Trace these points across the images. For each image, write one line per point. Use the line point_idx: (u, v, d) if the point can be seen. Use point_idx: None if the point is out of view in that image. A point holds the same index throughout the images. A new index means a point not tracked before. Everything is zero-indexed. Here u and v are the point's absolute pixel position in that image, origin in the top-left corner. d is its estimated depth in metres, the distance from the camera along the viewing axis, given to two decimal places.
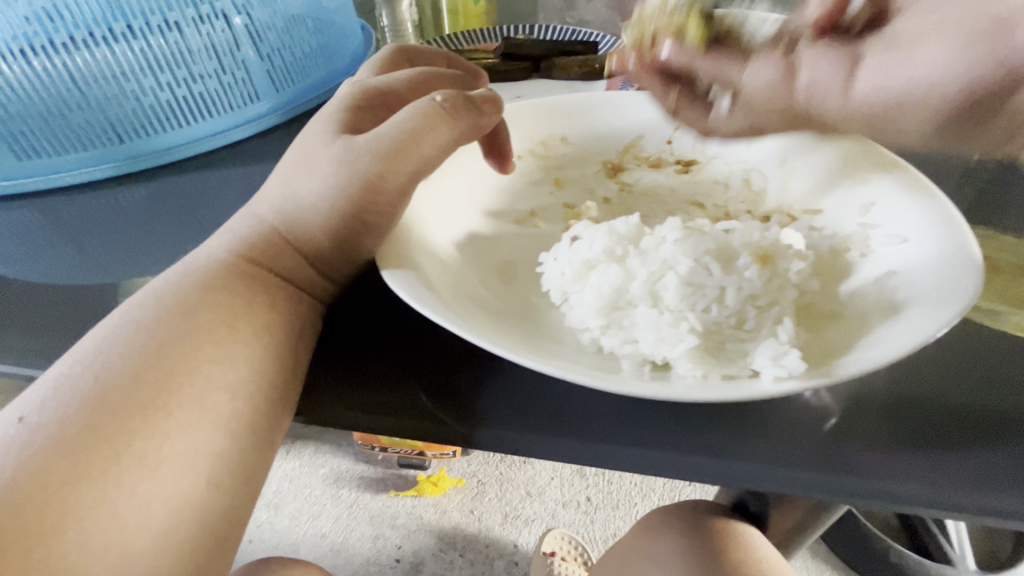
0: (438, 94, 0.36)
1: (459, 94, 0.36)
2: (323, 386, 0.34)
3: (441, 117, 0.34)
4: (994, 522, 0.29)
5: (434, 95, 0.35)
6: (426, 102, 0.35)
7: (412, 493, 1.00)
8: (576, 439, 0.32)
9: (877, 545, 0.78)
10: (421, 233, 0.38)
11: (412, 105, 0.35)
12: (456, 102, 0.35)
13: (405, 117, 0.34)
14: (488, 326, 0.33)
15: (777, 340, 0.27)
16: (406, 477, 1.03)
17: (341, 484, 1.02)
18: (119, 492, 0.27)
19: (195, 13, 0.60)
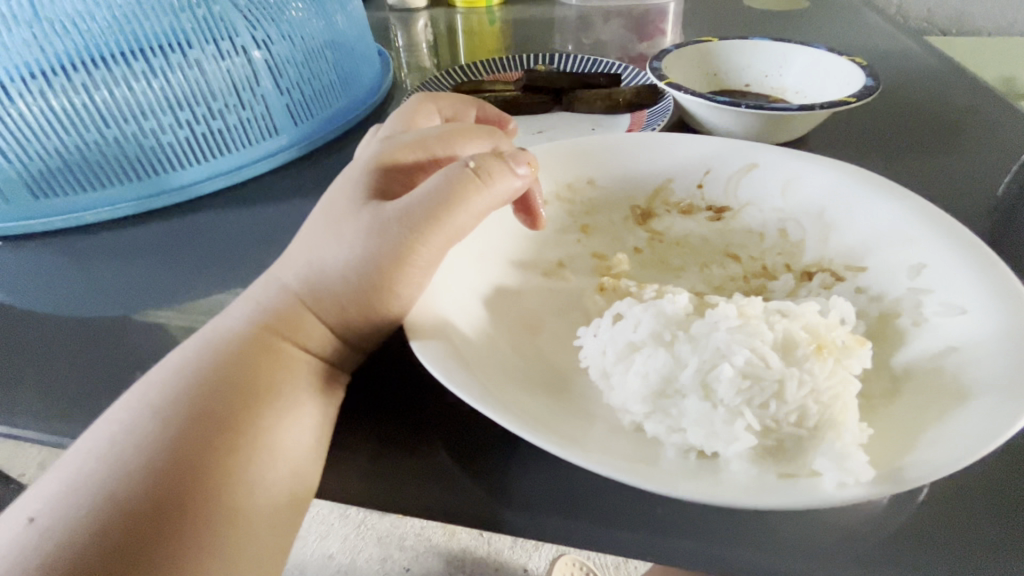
0: (471, 158, 0.34)
1: (492, 158, 0.34)
2: (347, 464, 0.32)
3: (474, 186, 0.33)
4: None
5: (467, 161, 0.34)
6: (458, 168, 0.33)
7: (421, 514, 0.97)
8: (613, 528, 0.30)
9: None
10: (449, 295, 0.36)
11: (445, 170, 0.33)
12: (490, 167, 0.34)
13: (437, 185, 0.33)
14: (522, 404, 0.31)
15: (842, 437, 0.25)
16: (416, 500, 1.00)
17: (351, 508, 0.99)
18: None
19: (216, 50, 0.59)
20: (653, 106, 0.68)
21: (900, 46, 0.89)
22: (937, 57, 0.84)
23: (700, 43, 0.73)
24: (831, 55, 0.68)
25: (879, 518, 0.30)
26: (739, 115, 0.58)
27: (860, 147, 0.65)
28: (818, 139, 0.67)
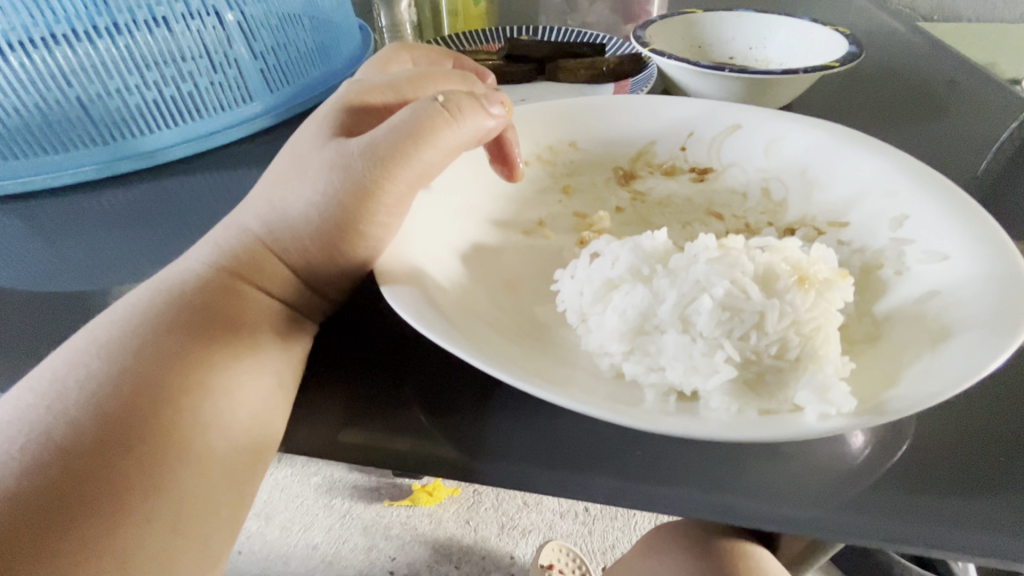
0: (440, 94, 0.34)
1: (462, 93, 0.34)
2: (313, 414, 0.31)
3: (443, 118, 0.32)
4: None
5: (435, 96, 0.33)
6: (426, 103, 0.33)
7: (407, 503, 0.96)
8: (589, 474, 0.29)
9: (879, 557, 0.74)
10: (422, 244, 0.35)
11: (413, 104, 0.33)
12: (459, 102, 0.33)
13: (404, 118, 0.32)
14: (497, 349, 0.30)
15: (824, 371, 0.24)
16: (401, 487, 0.99)
17: (333, 493, 0.98)
18: (85, 536, 0.24)
19: (185, 9, 0.57)
20: (637, 74, 0.67)
21: (884, 24, 0.89)
22: (925, 36, 0.83)
23: (684, 12, 0.72)
24: (816, 25, 0.67)
25: (857, 463, 0.29)
26: (722, 80, 0.58)
27: (844, 118, 0.64)
28: (801, 108, 0.66)
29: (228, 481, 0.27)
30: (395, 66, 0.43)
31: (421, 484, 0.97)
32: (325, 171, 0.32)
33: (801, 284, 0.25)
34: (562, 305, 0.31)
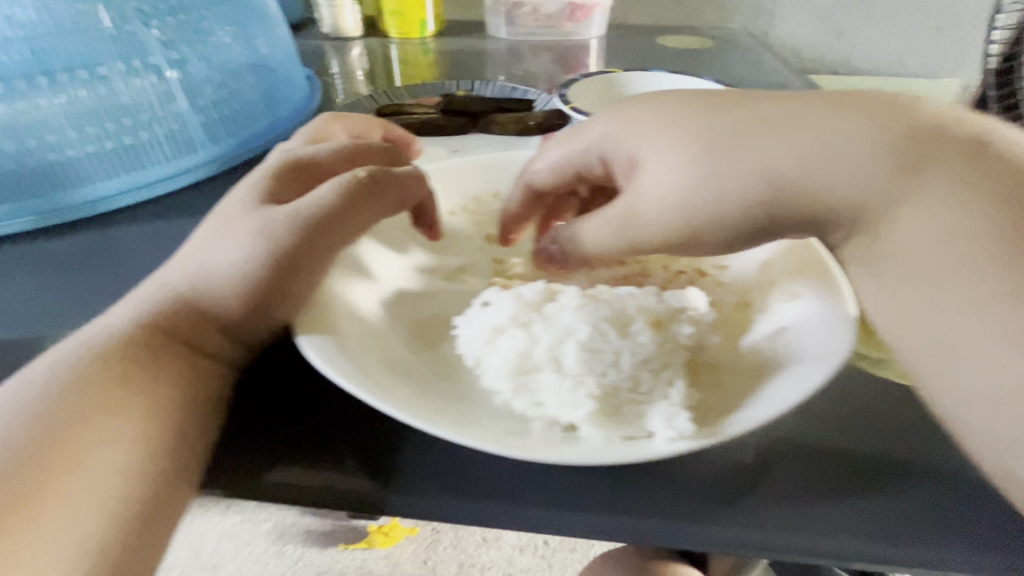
0: (363, 170, 0.38)
1: (383, 171, 0.39)
2: (230, 455, 0.33)
3: (368, 195, 0.37)
4: (883, 565, 0.31)
5: (358, 172, 0.38)
6: (351, 181, 0.37)
7: (363, 546, 0.97)
8: (484, 503, 0.32)
9: None
10: (342, 293, 0.38)
11: (338, 179, 0.37)
12: (383, 180, 0.38)
13: (329, 190, 0.36)
14: (403, 390, 0.33)
15: (669, 402, 0.29)
16: (358, 529, 0.98)
17: (284, 540, 0.96)
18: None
19: (126, 68, 0.63)
20: (561, 127, 0.73)
21: (788, 81, 1.00)
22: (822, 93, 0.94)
23: (602, 72, 0.80)
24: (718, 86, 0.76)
25: (724, 479, 0.33)
26: None
27: None
28: None
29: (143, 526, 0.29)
30: (321, 132, 0.47)
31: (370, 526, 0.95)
32: (245, 234, 0.35)
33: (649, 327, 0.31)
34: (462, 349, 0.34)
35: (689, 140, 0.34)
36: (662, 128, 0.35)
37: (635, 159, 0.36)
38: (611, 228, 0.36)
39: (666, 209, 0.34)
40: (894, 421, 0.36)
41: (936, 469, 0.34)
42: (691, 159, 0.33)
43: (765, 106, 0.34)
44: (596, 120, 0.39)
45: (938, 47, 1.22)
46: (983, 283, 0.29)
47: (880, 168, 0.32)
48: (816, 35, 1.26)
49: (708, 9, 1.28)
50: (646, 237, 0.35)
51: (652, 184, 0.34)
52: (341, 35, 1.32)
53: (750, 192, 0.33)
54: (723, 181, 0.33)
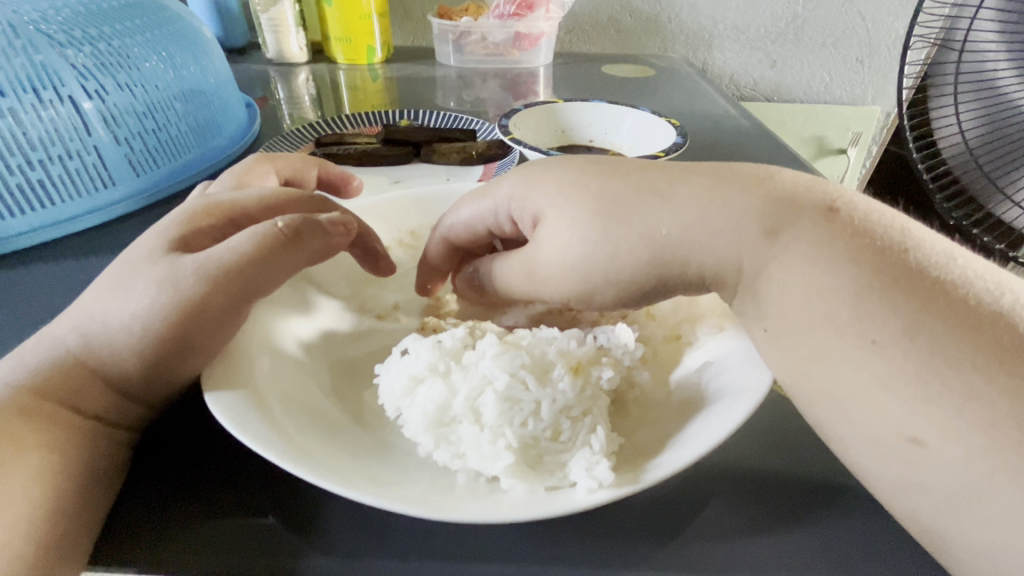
0: (282, 218, 0.35)
1: (306, 217, 0.36)
2: (125, 526, 0.30)
3: (282, 244, 0.34)
4: None
5: (277, 220, 0.34)
6: (265, 229, 0.34)
7: None
8: (408, 561, 0.30)
9: None
10: (256, 340, 0.36)
11: (253, 228, 0.34)
12: (301, 228, 0.35)
13: (243, 240, 0.33)
14: (319, 445, 0.31)
15: (590, 450, 0.28)
16: None
17: None
18: None
19: (35, 99, 0.57)
20: (503, 157, 0.73)
21: (725, 109, 1.05)
22: (755, 121, 0.98)
23: (544, 102, 0.82)
24: (655, 118, 0.78)
25: (655, 520, 0.32)
26: None
27: None
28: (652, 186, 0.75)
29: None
30: (243, 169, 0.45)
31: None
32: (143, 284, 0.32)
33: (569, 373, 0.31)
34: (383, 401, 0.33)
35: (580, 202, 0.34)
36: (556, 190, 0.35)
37: (538, 221, 0.36)
38: (519, 281, 0.37)
39: (565, 267, 0.34)
40: (824, 447, 0.36)
41: (865, 501, 0.33)
42: (584, 221, 0.33)
43: (651, 172, 0.35)
44: (500, 183, 0.39)
45: (861, 77, 1.31)
46: (845, 334, 0.29)
47: (746, 228, 0.32)
48: (750, 65, 1.33)
49: (649, 39, 1.33)
50: (552, 292, 0.36)
51: (552, 244, 0.34)
52: (287, 61, 1.30)
53: (639, 252, 0.33)
54: (615, 243, 0.33)
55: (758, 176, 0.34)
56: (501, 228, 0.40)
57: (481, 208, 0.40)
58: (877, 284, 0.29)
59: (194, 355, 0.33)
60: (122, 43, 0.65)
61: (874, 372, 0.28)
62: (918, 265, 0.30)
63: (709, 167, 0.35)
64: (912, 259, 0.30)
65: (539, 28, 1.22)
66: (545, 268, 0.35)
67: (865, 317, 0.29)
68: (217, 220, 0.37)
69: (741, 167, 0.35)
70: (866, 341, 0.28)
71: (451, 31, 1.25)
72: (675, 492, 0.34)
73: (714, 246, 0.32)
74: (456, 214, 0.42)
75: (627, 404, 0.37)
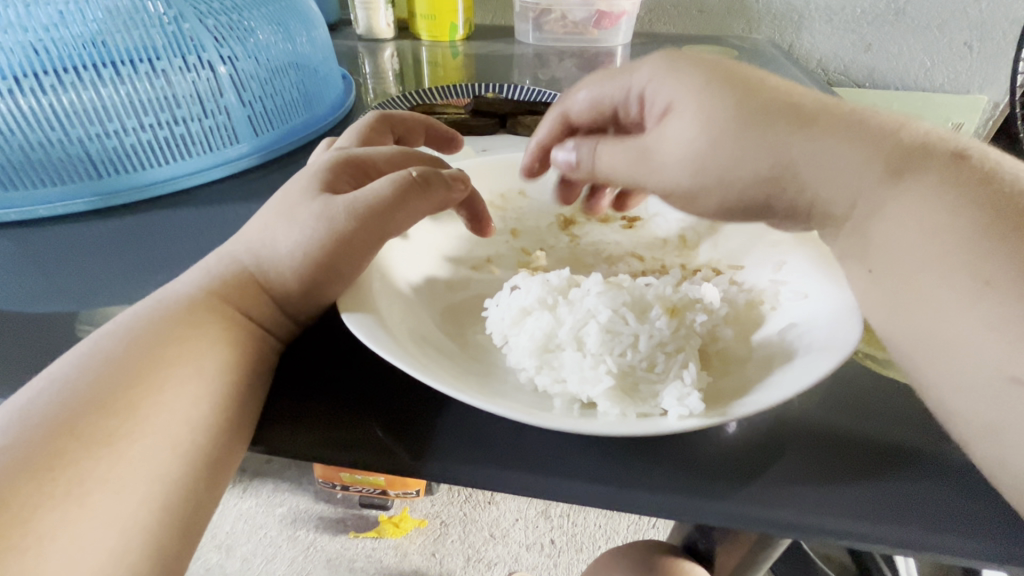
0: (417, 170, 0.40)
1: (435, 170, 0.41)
2: (278, 414, 0.36)
3: (415, 191, 0.39)
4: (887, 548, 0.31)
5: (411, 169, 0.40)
6: (404, 176, 0.39)
7: (373, 536, 1.12)
8: (511, 470, 0.34)
9: None
10: (377, 274, 0.41)
11: (392, 175, 0.39)
12: (431, 179, 0.40)
13: (384, 184, 0.38)
14: (437, 363, 0.36)
15: (682, 382, 0.31)
16: (367, 519, 1.14)
17: (297, 525, 1.14)
18: (73, 501, 0.28)
19: (183, 63, 0.65)
20: None
21: None
22: None
23: None
24: None
25: (734, 459, 0.34)
26: None
27: None
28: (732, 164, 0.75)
29: (201, 474, 0.31)
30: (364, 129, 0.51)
31: (350, 474, 1.06)
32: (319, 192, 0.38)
33: (666, 313, 0.34)
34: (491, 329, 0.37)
35: (714, 107, 0.35)
36: (700, 86, 0.36)
37: (669, 107, 0.38)
38: (625, 166, 0.40)
39: (680, 167, 0.37)
40: (905, 410, 0.37)
41: (939, 462, 0.34)
42: (720, 120, 0.35)
43: (780, 106, 0.36)
44: (644, 63, 0.41)
45: (966, 63, 1.22)
46: (953, 292, 0.30)
47: (845, 186, 0.34)
48: (842, 47, 1.26)
49: (733, 20, 1.29)
50: (656, 180, 0.39)
51: (674, 135, 0.37)
52: (374, 37, 1.36)
53: (761, 169, 0.35)
54: (734, 159, 0.35)
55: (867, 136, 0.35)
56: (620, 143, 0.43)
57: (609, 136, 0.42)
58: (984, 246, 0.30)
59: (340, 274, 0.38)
60: (249, 14, 0.72)
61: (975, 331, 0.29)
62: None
63: (821, 127, 0.36)
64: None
65: (620, 5, 1.22)
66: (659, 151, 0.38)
67: (961, 268, 0.30)
68: (352, 165, 0.42)
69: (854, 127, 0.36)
70: (978, 283, 0.30)
71: (532, 9, 1.26)
72: (756, 437, 0.36)
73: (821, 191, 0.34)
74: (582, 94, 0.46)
75: (711, 355, 0.40)
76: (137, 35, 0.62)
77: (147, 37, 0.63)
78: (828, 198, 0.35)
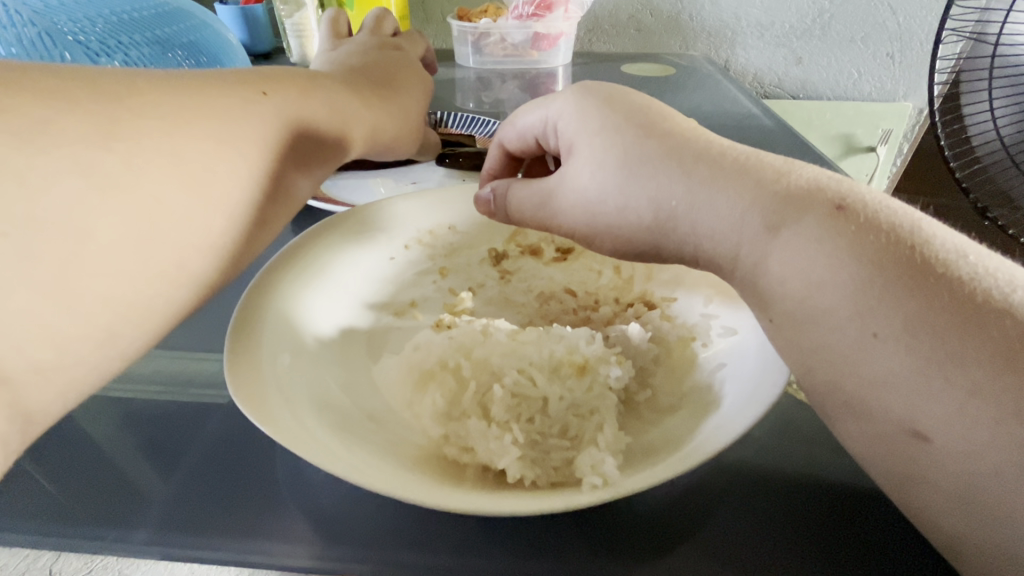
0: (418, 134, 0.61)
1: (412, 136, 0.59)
2: (172, 515, 0.33)
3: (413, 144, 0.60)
4: None
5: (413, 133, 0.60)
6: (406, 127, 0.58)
7: None
8: (417, 553, 0.31)
9: None
10: (274, 335, 0.36)
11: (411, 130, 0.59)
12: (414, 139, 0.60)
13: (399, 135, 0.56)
14: (336, 433, 0.31)
15: (595, 450, 0.30)
16: None
17: None
18: None
19: None
20: None
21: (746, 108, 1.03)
22: (777, 119, 0.96)
23: None
24: None
25: (662, 518, 0.32)
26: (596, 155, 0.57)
27: None
28: None
29: None
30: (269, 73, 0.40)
31: None
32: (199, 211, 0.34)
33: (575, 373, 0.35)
34: (407, 384, 0.38)
35: (610, 147, 0.35)
36: (596, 127, 0.36)
37: (571, 148, 0.38)
38: (532, 207, 0.40)
39: (582, 206, 0.37)
40: (831, 455, 0.36)
41: (872, 507, 0.32)
42: (610, 168, 0.35)
43: (682, 143, 0.35)
44: (561, 96, 0.40)
45: (889, 73, 1.26)
46: (848, 341, 0.27)
47: (747, 223, 0.32)
48: (773, 63, 1.30)
49: (670, 38, 1.31)
50: (560, 225, 0.39)
51: (575, 182, 0.37)
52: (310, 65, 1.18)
53: (644, 216, 0.34)
54: (626, 199, 0.34)
55: (763, 174, 0.33)
56: (543, 143, 0.42)
57: (527, 186, 0.41)
58: (885, 270, 0.27)
59: (235, 340, 0.34)
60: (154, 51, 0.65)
61: (877, 365, 0.26)
62: (951, 266, 0.27)
63: (732, 149, 0.35)
64: (947, 254, 0.28)
65: (558, 27, 1.21)
66: (576, 212, 0.37)
67: (869, 310, 0.27)
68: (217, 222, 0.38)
69: (758, 160, 0.34)
70: (867, 335, 0.27)
71: (470, 33, 1.24)
72: (687, 491, 0.33)
73: (716, 227, 0.32)
74: (516, 123, 0.43)
75: (638, 404, 0.38)
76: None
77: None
78: (727, 240, 0.32)
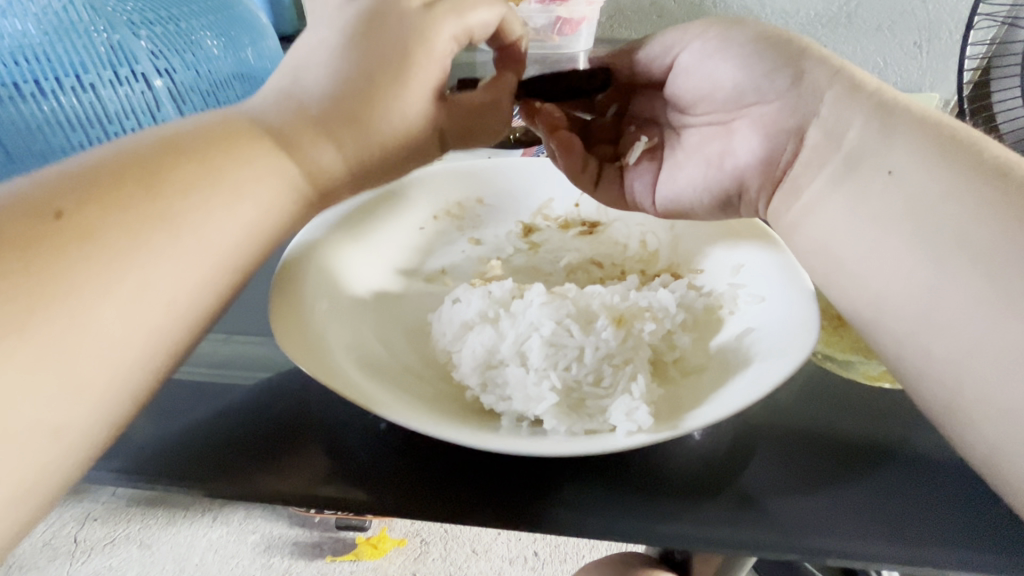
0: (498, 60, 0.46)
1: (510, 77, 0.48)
2: (219, 461, 0.34)
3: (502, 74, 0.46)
4: (845, 560, 0.29)
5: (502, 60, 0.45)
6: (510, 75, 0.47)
7: (350, 558, 0.91)
8: (458, 498, 0.32)
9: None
10: (316, 289, 0.38)
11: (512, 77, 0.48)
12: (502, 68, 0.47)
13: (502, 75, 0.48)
14: (378, 382, 0.33)
15: (629, 398, 0.32)
16: (344, 540, 0.93)
17: (271, 553, 0.92)
18: None
19: (113, 75, 0.54)
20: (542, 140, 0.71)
21: None
22: None
23: None
24: None
25: (694, 472, 0.33)
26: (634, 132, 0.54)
27: None
28: None
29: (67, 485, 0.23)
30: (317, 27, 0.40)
31: None
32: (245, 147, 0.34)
33: (610, 325, 0.36)
34: (445, 332, 0.39)
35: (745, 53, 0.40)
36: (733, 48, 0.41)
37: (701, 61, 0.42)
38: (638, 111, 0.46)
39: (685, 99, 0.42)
40: (863, 420, 0.36)
41: (902, 467, 0.33)
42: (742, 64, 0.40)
43: None
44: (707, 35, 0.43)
45: (918, 63, 1.22)
46: None
47: None
48: None
49: None
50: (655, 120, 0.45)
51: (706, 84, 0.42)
52: None
53: None
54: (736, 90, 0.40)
55: None
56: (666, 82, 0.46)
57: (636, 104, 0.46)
58: None
59: (281, 293, 0.36)
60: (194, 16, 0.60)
61: None
62: None
63: None
64: None
65: (580, 12, 1.20)
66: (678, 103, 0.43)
67: None
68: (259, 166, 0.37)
69: None
70: None
71: None
72: (718, 447, 0.34)
73: None
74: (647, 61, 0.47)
75: (666, 364, 0.38)
76: (83, 122, 0.53)
77: (92, 118, 0.53)
78: None
